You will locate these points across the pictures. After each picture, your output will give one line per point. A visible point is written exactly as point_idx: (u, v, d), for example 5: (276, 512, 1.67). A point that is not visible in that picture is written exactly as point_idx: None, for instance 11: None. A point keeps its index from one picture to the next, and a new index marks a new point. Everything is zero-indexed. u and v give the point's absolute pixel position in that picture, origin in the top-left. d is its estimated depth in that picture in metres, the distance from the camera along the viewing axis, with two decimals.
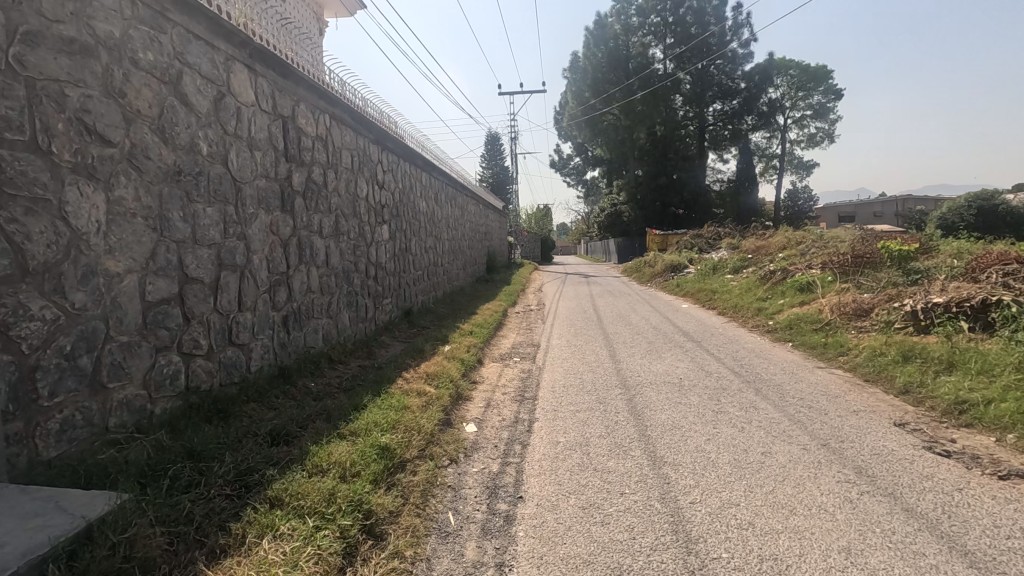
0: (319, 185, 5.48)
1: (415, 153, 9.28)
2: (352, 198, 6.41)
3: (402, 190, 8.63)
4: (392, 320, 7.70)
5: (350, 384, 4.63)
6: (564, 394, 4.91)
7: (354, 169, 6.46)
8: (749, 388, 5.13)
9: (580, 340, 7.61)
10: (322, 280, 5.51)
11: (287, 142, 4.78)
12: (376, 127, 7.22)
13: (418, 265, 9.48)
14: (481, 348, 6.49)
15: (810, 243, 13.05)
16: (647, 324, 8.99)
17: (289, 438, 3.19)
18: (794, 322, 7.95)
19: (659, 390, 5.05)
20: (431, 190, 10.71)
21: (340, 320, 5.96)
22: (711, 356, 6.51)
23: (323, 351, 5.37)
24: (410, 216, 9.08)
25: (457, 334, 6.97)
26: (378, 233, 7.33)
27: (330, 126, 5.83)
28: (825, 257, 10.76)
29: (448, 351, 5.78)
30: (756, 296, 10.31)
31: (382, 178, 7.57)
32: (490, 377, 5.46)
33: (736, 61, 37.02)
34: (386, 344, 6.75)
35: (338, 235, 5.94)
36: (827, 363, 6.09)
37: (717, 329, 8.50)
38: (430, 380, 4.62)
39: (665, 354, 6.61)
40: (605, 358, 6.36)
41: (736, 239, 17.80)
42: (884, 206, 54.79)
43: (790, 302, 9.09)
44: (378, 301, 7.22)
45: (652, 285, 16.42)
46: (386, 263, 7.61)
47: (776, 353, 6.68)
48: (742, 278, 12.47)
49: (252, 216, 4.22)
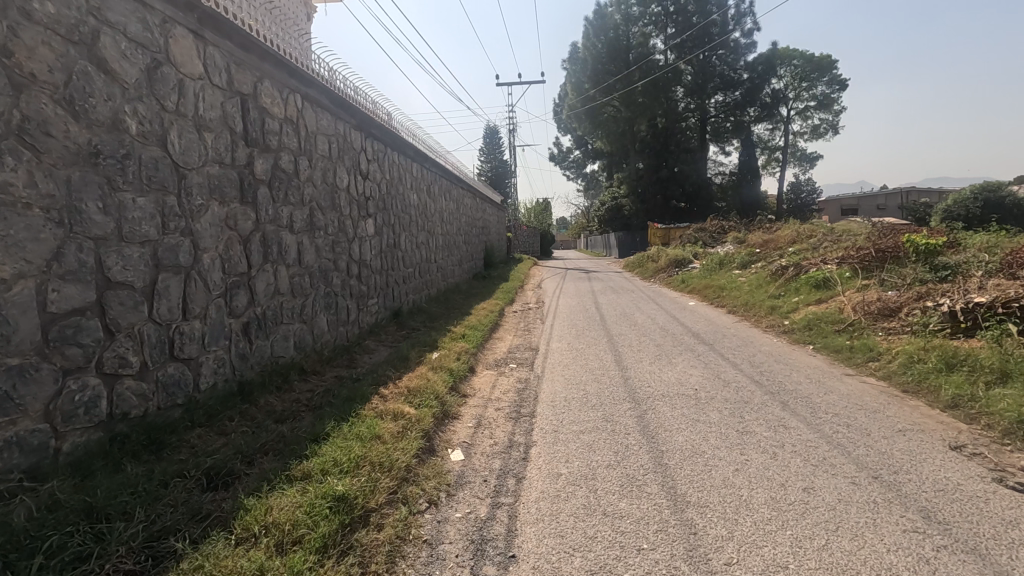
0: (289, 174, 4.88)
1: (405, 143, 8.67)
2: (331, 190, 5.81)
3: (390, 181, 8.03)
4: (378, 322, 7.10)
5: (321, 401, 4.04)
6: (565, 410, 4.33)
7: (333, 157, 5.86)
8: (774, 401, 4.54)
9: (583, 343, 7.02)
10: (294, 280, 4.92)
11: (247, 124, 4.18)
12: (359, 112, 6.60)
13: (409, 262, 8.88)
14: (474, 354, 5.90)
15: (821, 237, 12.45)
16: (654, 324, 8.39)
17: (229, 480, 2.61)
18: (813, 322, 7.35)
19: (673, 404, 4.47)
20: (423, 181, 10.10)
21: (316, 325, 5.36)
22: (726, 361, 5.92)
23: (294, 361, 4.77)
24: (400, 209, 8.47)
25: (448, 338, 6.36)
26: (362, 229, 6.73)
27: (304, 109, 5.22)
28: (841, 253, 10.15)
29: (436, 360, 5.18)
30: (768, 293, 9.71)
31: (367, 168, 6.97)
32: (483, 389, 4.87)
33: (738, 51, 36.30)
34: (370, 349, 6.15)
35: (313, 229, 5.34)
36: (856, 370, 5.51)
37: (729, 329, 7.89)
38: (411, 396, 4.02)
39: (676, 359, 6.02)
40: (611, 365, 5.77)
41: (742, 233, 17.18)
42: (887, 199, 54.10)
43: (807, 300, 8.50)
44: (361, 302, 6.62)
45: (655, 280, 15.81)
46: (371, 260, 7.01)
47: (797, 357, 6.09)
48: (751, 273, 11.88)
49: (201, 209, 3.62)
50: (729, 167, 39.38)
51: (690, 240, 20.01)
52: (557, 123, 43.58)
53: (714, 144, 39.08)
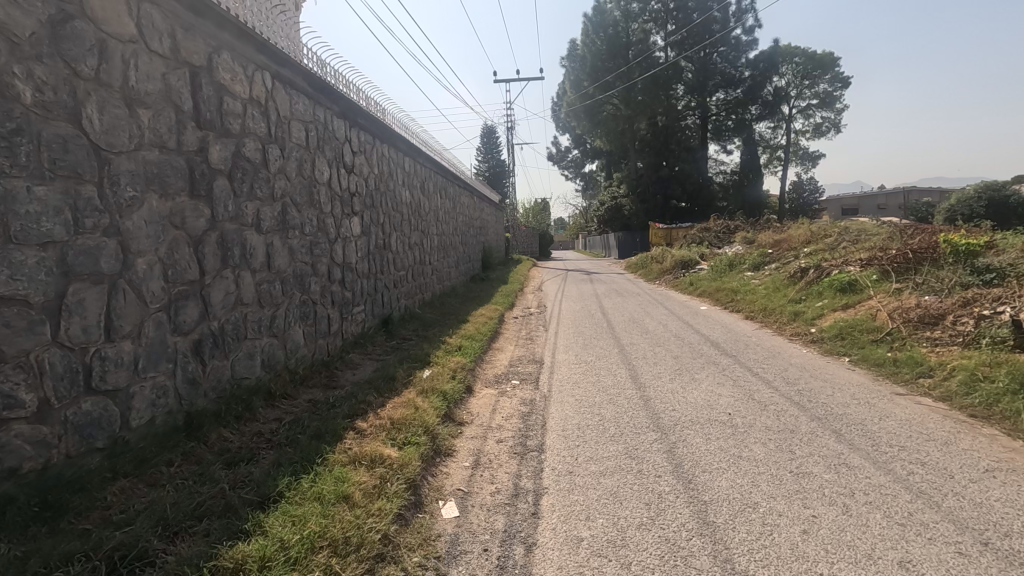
0: (256, 164, 4.18)
1: (396, 135, 7.99)
2: (308, 184, 5.12)
3: (380, 177, 7.35)
4: (363, 333, 6.40)
5: (286, 437, 3.34)
6: (581, 442, 3.64)
7: (311, 146, 5.17)
8: (823, 429, 3.87)
9: (592, 354, 6.35)
10: (262, 288, 4.23)
11: (198, 102, 3.48)
12: (342, 97, 5.89)
13: (401, 265, 8.19)
14: (471, 370, 5.21)
15: (839, 238, 11.79)
16: (667, 331, 7.71)
17: (138, 568, 1.93)
18: (846, 330, 6.68)
19: (706, 434, 3.78)
20: (416, 178, 9.40)
21: (289, 339, 4.66)
22: (756, 378, 5.24)
23: (260, 383, 4.07)
24: (390, 207, 7.77)
25: (441, 351, 5.66)
26: (347, 229, 6.04)
27: (275, 89, 4.52)
28: (864, 255, 9.49)
29: (429, 379, 4.48)
30: (788, 297, 9.03)
31: (352, 161, 6.28)
32: (482, 415, 4.18)
33: (740, 48, 35.65)
34: (353, 365, 5.45)
35: (285, 228, 4.64)
36: (907, 388, 4.85)
37: (750, 338, 7.22)
38: (396, 430, 3.32)
39: (699, 376, 5.34)
40: (627, 383, 5.09)
41: (749, 233, 16.51)
42: (888, 198, 53.61)
43: (833, 305, 7.85)
44: (345, 312, 5.92)
45: (660, 283, 15.14)
46: (356, 264, 6.32)
47: (835, 373, 5.41)
48: (765, 276, 11.22)
49: (135, 202, 2.93)
50: (730, 166, 38.76)
51: (695, 241, 19.35)
52: (556, 121, 42.92)
53: (715, 142, 38.46)
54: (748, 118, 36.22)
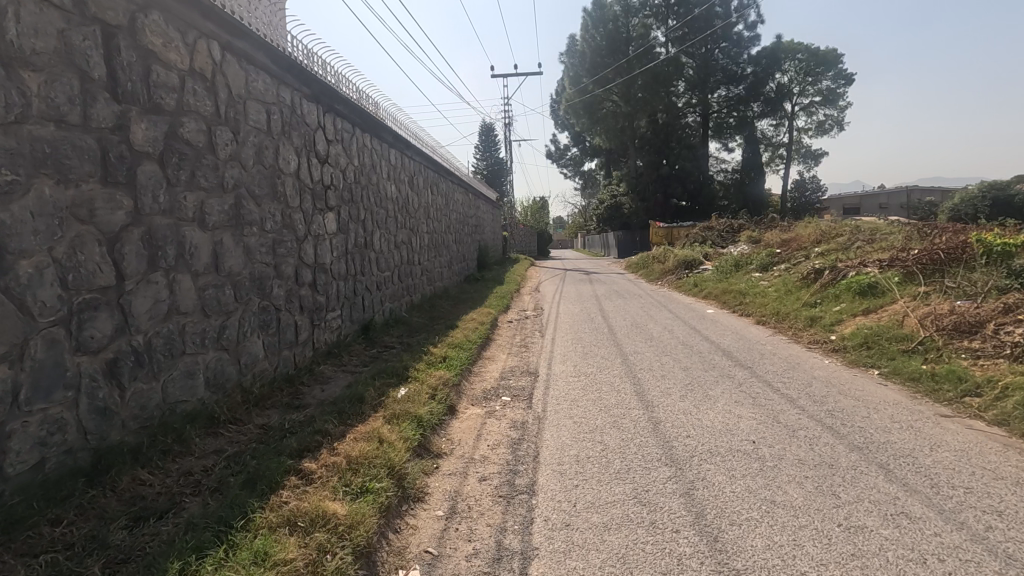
0: (199, 148, 3.56)
1: (380, 124, 7.36)
2: (269, 174, 4.49)
3: (360, 169, 6.73)
4: (339, 341, 5.78)
5: (218, 480, 2.72)
6: (580, 483, 3.03)
7: (273, 131, 4.54)
8: (867, 463, 3.27)
9: (592, 365, 5.75)
10: (209, 293, 3.61)
11: (115, 70, 2.85)
12: (314, 79, 5.26)
13: (385, 266, 7.58)
14: (456, 386, 4.59)
15: (852, 237, 11.19)
16: (674, 338, 7.09)
17: None
18: (871, 338, 6.07)
19: (729, 470, 3.17)
20: (404, 171, 8.77)
21: (245, 352, 4.04)
22: (778, 397, 4.63)
23: (203, 407, 3.46)
24: (372, 202, 7.15)
25: (423, 363, 5.03)
26: (319, 226, 5.41)
27: (226, 62, 3.88)
28: (883, 256, 8.87)
29: (404, 400, 3.86)
30: (802, 301, 8.41)
31: (326, 150, 5.65)
32: (464, 444, 3.57)
33: (742, 45, 35.02)
34: (323, 380, 4.82)
35: (239, 224, 4.01)
36: (952, 407, 4.27)
37: (764, 345, 6.62)
38: (354, 472, 2.70)
39: (714, 393, 4.73)
40: (633, 402, 4.47)
41: (755, 233, 15.89)
42: (889, 197, 52.98)
43: (853, 310, 7.26)
44: (316, 318, 5.30)
45: (663, 283, 14.54)
46: (330, 265, 5.69)
47: (866, 389, 4.80)
48: (775, 277, 10.62)
49: (15, 188, 2.31)
50: (731, 165, 38.17)
51: (697, 240, 18.74)
52: (556, 118, 42.30)
53: (716, 140, 37.86)
54: (750, 116, 35.61)
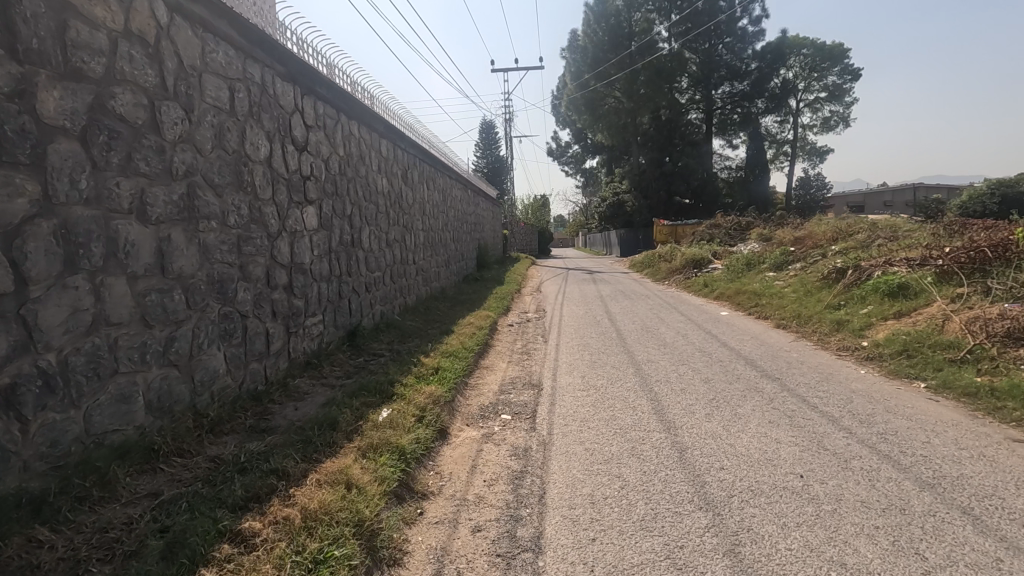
0: (138, 125, 2.97)
1: (369, 111, 6.75)
2: (233, 161, 3.89)
3: (346, 159, 6.13)
4: (319, 351, 5.20)
5: (137, 542, 2.13)
6: (597, 536, 2.44)
7: (237, 111, 3.94)
8: (946, 505, 2.69)
9: (603, 377, 5.17)
10: (152, 300, 3.03)
11: (11, 20, 2.27)
12: (289, 55, 4.66)
13: (375, 265, 6.98)
14: (448, 404, 4.01)
15: (873, 235, 10.60)
16: (690, 345, 6.51)
17: None
18: (911, 345, 5.47)
19: (779, 517, 2.58)
20: (397, 164, 8.18)
21: (200, 368, 3.46)
22: (817, 415, 4.04)
23: (141, 436, 2.88)
24: (360, 196, 6.56)
25: (411, 376, 4.45)
26: (296, 221, 4.82)
27: (176, 26, 3.29)
28: (911, 255, 8.30)
29: (386, 425, 3.28)
30: (825, 303, 7.81)
31: (304, 136, 5.05)
32: (455, 480, 2.98)
33: (746, 40, 34.32)
34: (297, 396, 4.24)
35: (193, 217, 3.43)
36: (1019, 428, 3.71)
37: (789, 353, 6.01)
38: (311, 532, 2.12)
39: (743, 411, 4.14)
40: (652, 423, 3.89)
41: (765, 231, 15.28)
42: (894, 195, 52.29)
43: (884, 314, 6.69)
44: (292, 325, 4.71)
45: (670, 283, 13.95)
46: (309, 265, 5.10)
47: (916, 406, 4.21)
48: (791, 277, 10.04)
49: None
50: (735, 162, 37.51)
51: (704, 238, 18.12)
52: (557, 115, 41.69)
53: (720, 137, 37.26)
54: (754, 112, 34.97)
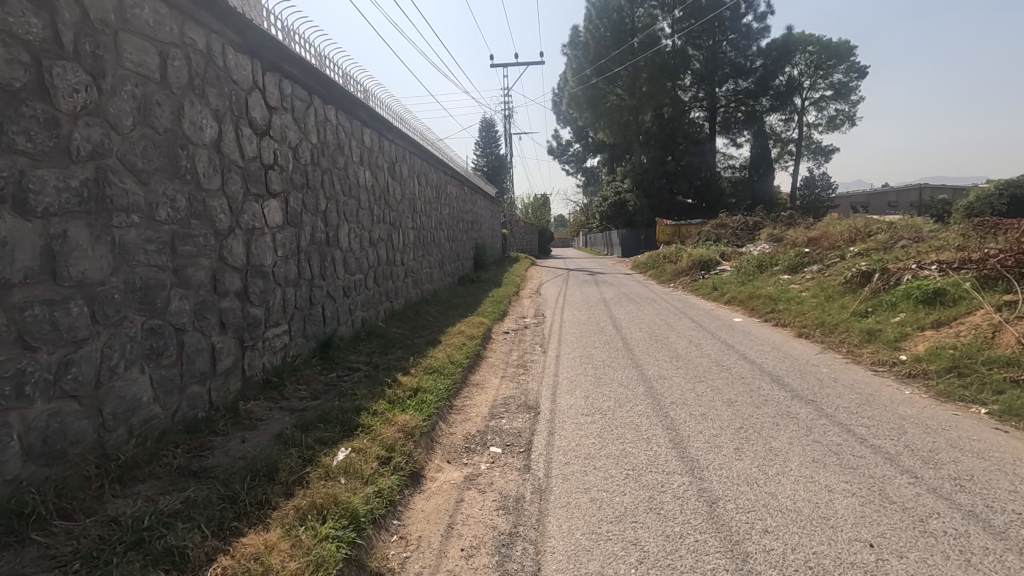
0: (15, 90, 2.30)
1: (348, 95, 6.06)
2: (166, 142, 3.21)
3: (320, 148, 5.44)
4: (283, 367, 4.52)
5: None
6: None
7: (172, 83, 3.25)
8: None
9: (609, 398, 4.49)
10: (35, 315, 2.36)
11: None
12: (246, 22, 3.96)
13: (355, 267, 6.30)
14: (425, 437, 3.33)
15: (896, 235, 9.90)
16: (705, 359, 5.81)
17: None
18: (962, 362, 4.78)
19: None
20: (382, 156, 7.49)
21: (113, 397, 2.78)
22: (869, 451, 3.36)
23: (12, 494, 2.21)
24: (338, 189, 5.88)
25: (384, 401, 3.76)
26: (253, 216, 4.14)
27: None
28: (944, 257, 7.61)
29: (339, 475, 2.60)
30: (851, 310, 7.10)
31: (266, 119, 4.36)
32: (423, 550, 2.30)
33: (750, 36, 33.30)
34: (247, 425, 3.55)
35: (104, 207, 2.75)
36: None
37: (819, 368, 5.32)
38: None
39: (778, 445, 3.46)
40: (670, 462, 3.21)
41: (776, 230, 14.57)
42: (900, 196, 51.55)
43: (921, 324, 6.00)
44: (247, 339, 4.03)
45: (675, 285, 13.25)
46: (272, 268, 4.42)
47: (984, 439, 3.54)
48: (809, 280, 9.35)
49: None
50: (739, 161, 36.80)
51: (710, 238, 17.39)
52: (558, 113, 41.01)
53: (724, 136, 36.57)
54: (759, 110, 34.27)
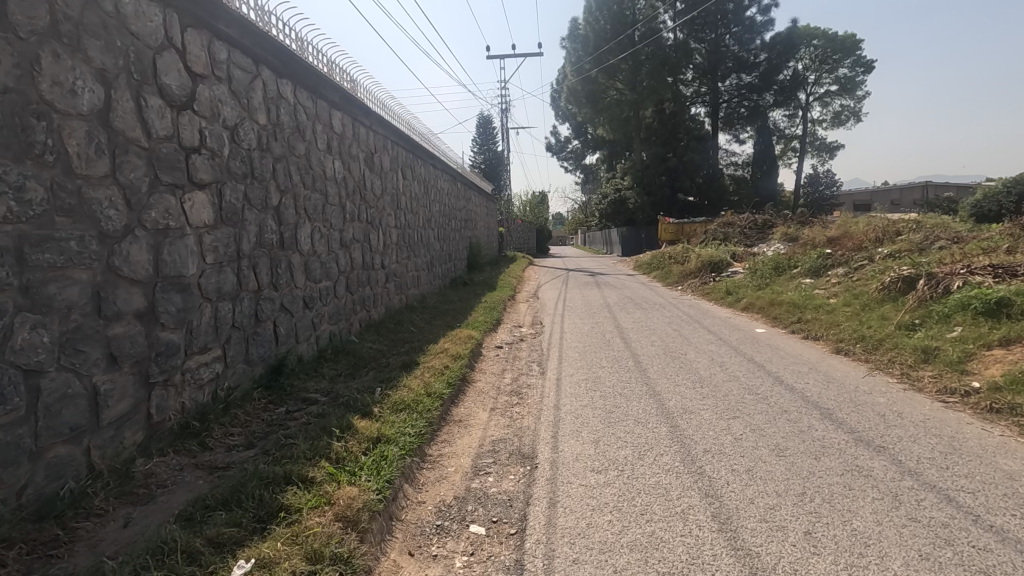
0: None
1: (310, 69, 5.09)
2: (4, 106, 2.25)
3: (270, 130, 4.48)
4: (212, 404, 3.57)
5: None
6: None
7: (17, 25, 2.30)
8: None
9: (625, 444, 3.55)
10: None
11: None
12: None
13: (320, 273, 5.35)
14: (377, 523, 2.39)
15: (931, 235, 8.98)
16: (735, 384, 4.87)
17: None
18: None
19: None
20: (357, 145, 6.54)
21: None
22: (993, 538, 2.43)
23: None
24: (297, 181, 4.93)
25: (327, 462, 2.83)
26: (166, 213, 3.19)
27: None
28: (997, 261, 6.71)
29: None
30: (895, 323, 6.16)
31: (187, 89, 3.41)
32: None
33: (754, 29, 32.24)
34: (138, 499, 2.60)
35: None
36: None
37: (876, 400, 4.39)
38: None
39: (865, 527, 2.52)
40: (721, 561, 2.27)
41: (789, 229, 13.65)
42: (903, 194, 50.73)
43: (989, 341, 5.07)
44: (154, 373, 3.08)
45: (683, 288, 12.34)
46: (195, 279, 3.46)
47: None
48: (836, 285, 8.43)
49: None
50: (742, 157, 35.83)
51: (717, 237, 16.43)
52: (556, 109, 40.02)
53: (726, 132, 35.65)
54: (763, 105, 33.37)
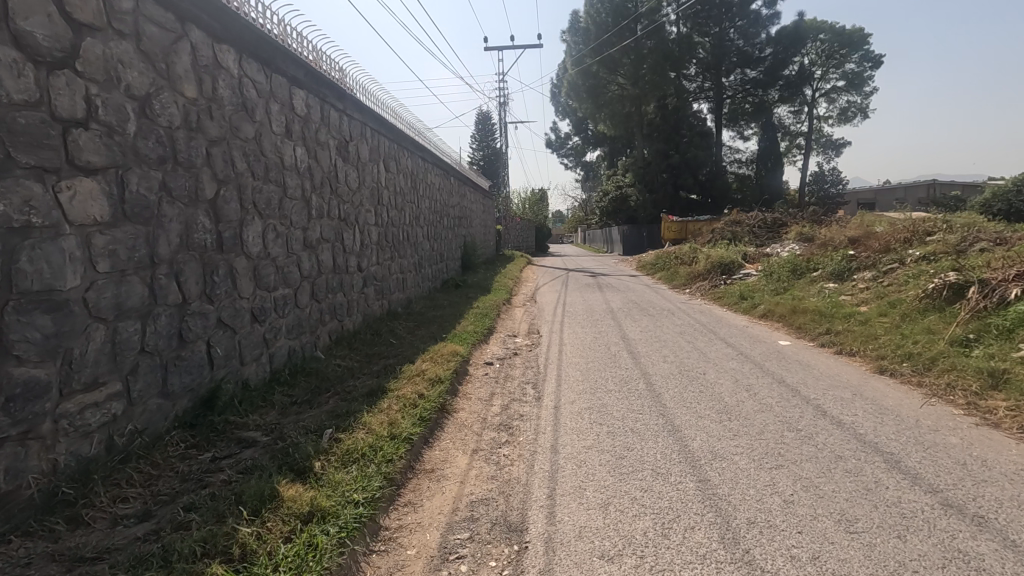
0: None
1: (260, 35, 4.23)
2: None
3: (203, 106, 3.63)
4: (104, 457, 2.74)
5: None
6: None
7: None
8: None
9: (643, 511, 2.70)
10: None
11: None
12: None
13: (275, 281, 4.50)
14: None
15: (968, 235, 8.11)
16: (770, 417, 4.03)
17: None
18: None
19: None
20: (327, 129, 5.69)
21: None
22: None
23: None
24: (241, 169, 4.08)
25: (223, 565, 1.99)
26: (24, 206, 2.36)
27: None
28: None
29: None
30: (945, 338, 5.32)
31: (65, 42, 2.57)
32: None
33: (759, 23, 31.24)
34: None
35: None
36: None
37: (948, 441, 3.55)
38: None
39: None
40: None
41: (803, 228, 12.79)
42: (908, 193, 49.87)
43: None
44: (2, 426, 2.25)
45: (692, 292, 11.50)
46: (78, 294, 2.62)
47: None
48: (865, 291, 7.59)
49: None
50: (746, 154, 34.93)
51: (725, 237, 15.59)
52: (556, 105, 39.12)
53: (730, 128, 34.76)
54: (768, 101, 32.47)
